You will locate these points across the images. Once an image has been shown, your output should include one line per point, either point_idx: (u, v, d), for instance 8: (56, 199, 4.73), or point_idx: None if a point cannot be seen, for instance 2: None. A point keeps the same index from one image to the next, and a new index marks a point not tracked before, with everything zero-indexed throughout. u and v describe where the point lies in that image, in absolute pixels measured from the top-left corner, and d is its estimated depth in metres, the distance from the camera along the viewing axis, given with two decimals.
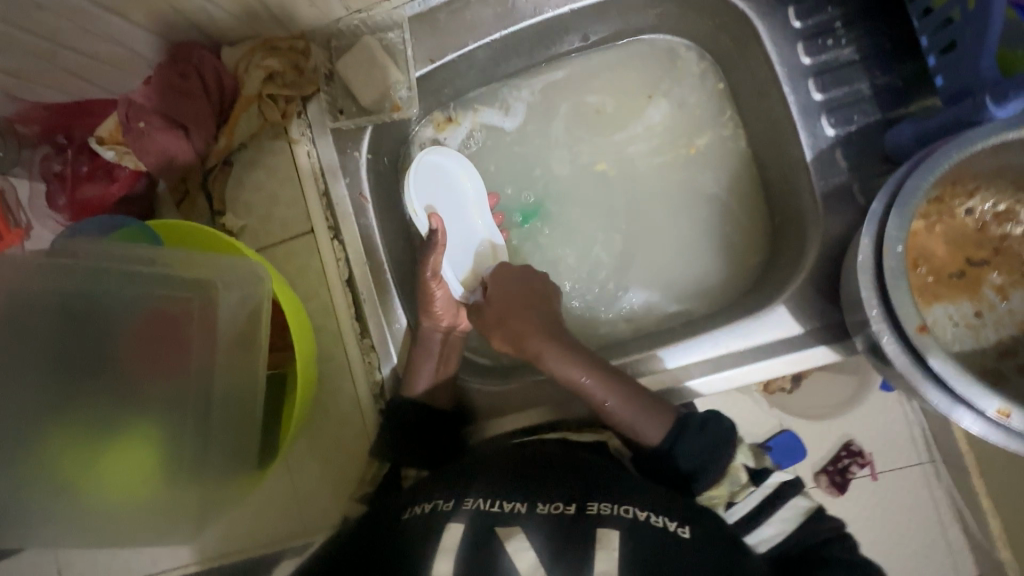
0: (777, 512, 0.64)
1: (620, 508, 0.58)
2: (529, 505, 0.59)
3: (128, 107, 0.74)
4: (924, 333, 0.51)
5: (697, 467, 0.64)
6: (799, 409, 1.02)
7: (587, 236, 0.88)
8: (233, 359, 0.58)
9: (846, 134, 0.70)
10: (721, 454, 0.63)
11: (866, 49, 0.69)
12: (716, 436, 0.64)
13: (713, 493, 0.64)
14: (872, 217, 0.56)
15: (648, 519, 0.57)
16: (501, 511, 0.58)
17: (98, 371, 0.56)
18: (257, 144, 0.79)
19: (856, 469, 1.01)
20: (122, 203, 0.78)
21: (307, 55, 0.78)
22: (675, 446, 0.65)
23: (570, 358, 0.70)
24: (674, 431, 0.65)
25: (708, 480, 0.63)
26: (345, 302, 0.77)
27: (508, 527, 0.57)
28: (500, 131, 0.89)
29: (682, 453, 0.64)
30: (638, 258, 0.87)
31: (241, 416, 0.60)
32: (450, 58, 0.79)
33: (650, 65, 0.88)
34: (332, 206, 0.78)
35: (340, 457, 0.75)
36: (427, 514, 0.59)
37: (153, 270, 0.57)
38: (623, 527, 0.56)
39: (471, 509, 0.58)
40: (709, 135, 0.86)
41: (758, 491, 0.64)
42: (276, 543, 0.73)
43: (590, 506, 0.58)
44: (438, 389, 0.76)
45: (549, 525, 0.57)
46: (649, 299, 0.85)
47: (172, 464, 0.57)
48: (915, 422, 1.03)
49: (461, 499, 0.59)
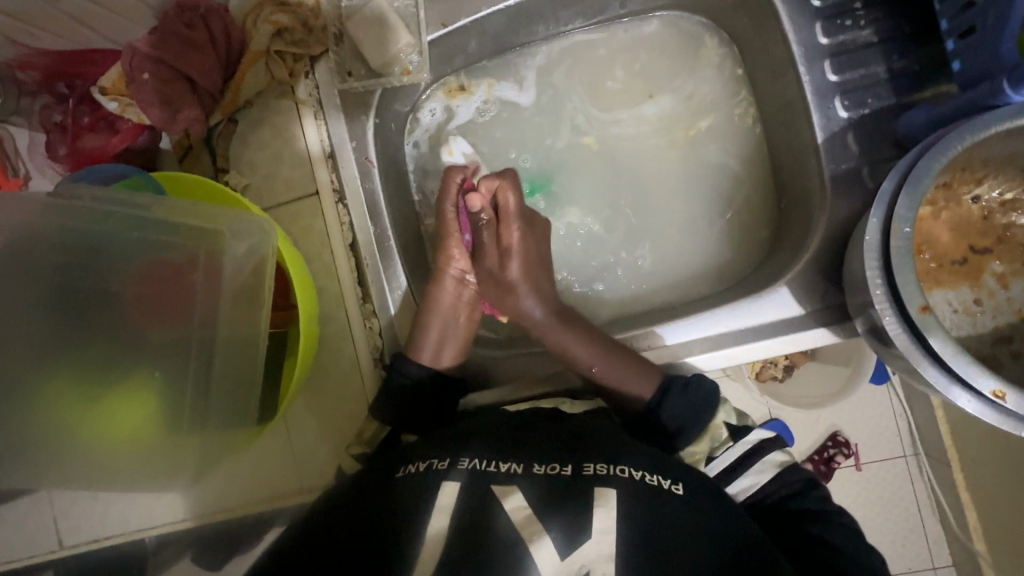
0: (756, 464, 0.68)
1: (616, 469, 0.60)
2: (525, 466, 0.61)
3: (132, 55, 0.72)
4: (926, 314, 0.52)
5: (679, 423, 0.70)
6: (792, 398, 1.03)
7: (595, 210, 0.87)
8: (237, 312, 0.59)
9: (858, 118, 0.69)
10: (701, 412, 0.70)
11: (884, 31, 0.69)
12: (694, 395, 0.70)
13: (694, 447, 0.70)
14: (881, 197, 0.56)
15: (644, 478, 0.60)
16: (497, 471, 0.60)
17: (99, 320, 0.56)
18: (263, 102, 0.77)
19: (840, 458, 1.03)
20: (123, 154, 0.78)
21: (317, 13, 0.77)
22: (662, 401, 0.70)
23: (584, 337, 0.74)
24: (659, 393, 0.71)
25: (689, 436, 0.70)
26: (348, 266, 0.77)
27: (503, 486, 0.59)
28: (515, 106, 0.88)
29: (664, 414, 0.70)
30: (641, 236, 0.87)
31: (242, 369, 0.60)
32: (464, 24, 0.78)
33: (664, 39, 0.87)
34: (337, 169, 0.77)
35: (338, 417, 0.75)
36: (423, 473, 0.60)
37: (155, 220, 0.56)
38: (619, 486, 0.58)
39: (466, 469, 0.60)
40: (710, 118, 0.86)
41: (736, 447, 0.69)
42: (271, 502, 0.74)
43: (586, 466, 0.60)
44: (443, 356, 0.76)
45: (542, 484, 0.59)
46: (670, 269, 0.85)
47: (173, 411, 0.58)
48: (901, 416, 1.05)
49: (456, 459, 0.61)
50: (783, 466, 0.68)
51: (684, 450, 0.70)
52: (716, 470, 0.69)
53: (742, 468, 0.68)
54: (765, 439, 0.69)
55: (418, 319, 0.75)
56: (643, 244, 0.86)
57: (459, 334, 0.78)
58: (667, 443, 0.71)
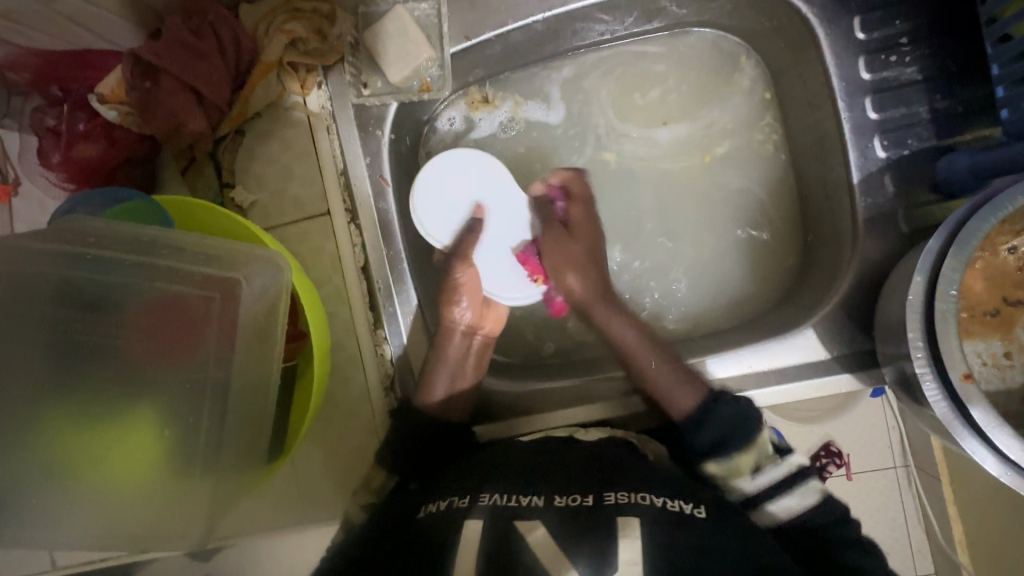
0: (798, 488, 0.65)
1: (637, 496, 0.57)
2: (546, 498, 0.57)
3: (134, 62, 0.67)
4: (969, 381, 0.50)
5: (724, 436, 0.67)
6: (793, 411, 0.94)
7: (620, 231, 0.84)
8: (252, 356, 0.54)
9: (897, 158, 0.67)
10: (750, 428, 0.67)
11: (929, 70, 0.66)
12: (744, 412, 0.67)
13: (739, 458, 0.66)
14: (926, 254, 0.55)
15: (665, 505, 0.56)
16: (518, 504, 0.56)
17: (103, 361, 0.53)
18: (273, 114, 0.73)
19: (832, 468, 0.94)
20: (122, 166, 0.73)
21: (332, 21, 0.72)
22: (709, 413, 0.67)
23: (629, 325, 0.77)
24: (703, 410, 0.68)
25: (735, 446, 0.66)
26: (360, 290, 0.74)
27: (526, 521, 0.55)
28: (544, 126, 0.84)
29: (709, 428, 0.67)
30: (666, 263, 0.84)
31: (254, 418, 0.56)
32: (488, 37, 0.73)
33: (696, 59, 0.83)
34: (350, 187, 0.74)
35: (348, 448, 0.73)
36: (443, 512, 0.57)
37: (164, 253, 0.53)
38: (644, 514, 0.55)
39: (488, 504, 0.56)
40: (726, 146, 0.83)
41: (780, 465, 0.67)
42: (279, 529, 0.72)
43: (607, 496, 0.57)
44: (452, 400, 0.74)
45: (564, 515, 0.55)
46: (703, 297, 0.83)
47: (180, 458, 0.54)
48: (894, 427, 0.95)
49: (476, 495, 0.58)
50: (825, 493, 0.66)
51: (728, 461, 0.67)
52: (760, 484, 0.66)
53: (788, 487, 0.65)
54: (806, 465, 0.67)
55: (427, 359, 0.74)
56: (676, 269, 0.83)
57: (470, 378, 0.75)
58: (708, 454, 0.68)
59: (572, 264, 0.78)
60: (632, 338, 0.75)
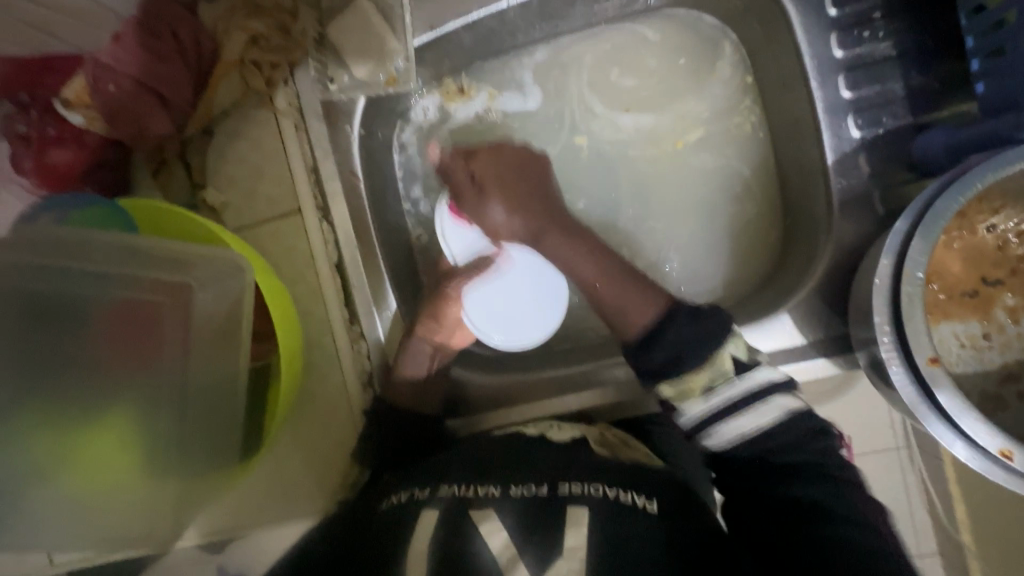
0: (756, 406, 0.63)
1: (590, 487, 0.57)
2: (502, 488, 0.57)
3: (95, 68, 0.67)
4: (935, 366, 0.51)
5: (678, 353, 0.64)
6: None
7: (602, 216, 0.81)
8: (212, 358, 0.57)
9: (872, 138, 0.66)
10: (711, 338, 0.64)
11: (904, 46, 0.65)
12: (708, 326, 0.65)
13: (690, 377, 0.63)
14: (895, 235, 0.55)
15: (618, 497, 0.56)
16: (473, 495, 0.56)
17: (73, 366, 0.54)
18: (241, 113, 0.73)
19: None
20: (91, 172, 0.72)
21: (295, 15, 0.72)
22: (664, 327, 0.66)
23: (572, 246, 0.74)
24: (664, 318, 0.67)
25: (689, 364, 0.63)
26: (334, 286, 0.74)
27: (478, 510, 0.55)
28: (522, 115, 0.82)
29: (671, 335, 0.65)
30: (652, 247, 0.80)
31: (223, 415, 0.58)
32: (452, 26, 0.72)
33: (670, 39, 0.80)
34: (320, 184, 0.73)
35: (326, 443, 0.73)
36: (403, 505, 0.58)
37: (128, 258, 0.54)
38: (593, 507, 0.55)
39: (445, 496, 0.57)
40: (699, 133, 0.80)
41: (737, 384, 0.63)
42: (262, 524, 0.73)
43: (561, 486, 0.57)
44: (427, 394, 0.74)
45: (519, 507, 0.55)
46: (696, 277, 0.79)
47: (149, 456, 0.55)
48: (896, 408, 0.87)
49: (436, 487, 0.58)
50: (786, 413, 0.63)
51: (680, 380, 0.64)
52: (708, 409, 0.64)
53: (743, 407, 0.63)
54: (769, 380, 0.63)
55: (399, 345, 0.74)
56: (666, 251, 0.80)
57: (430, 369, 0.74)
58: (660, 374, 0.65)
59: (501, 189, 0.76)
60: (587, 261, 0.73)
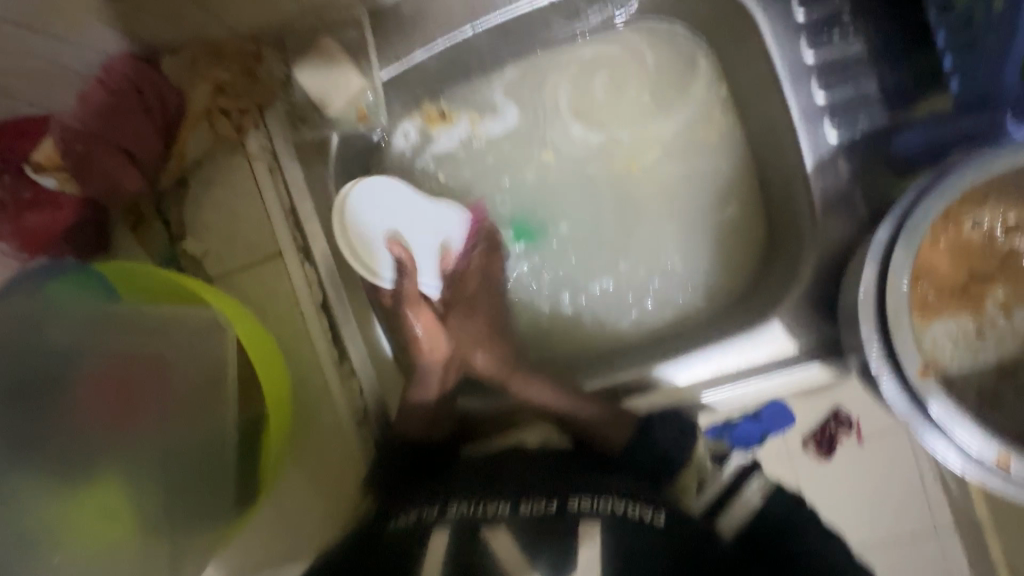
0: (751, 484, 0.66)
1: (600, 502, 0.54)
2: (511, 505, 0.55)
3: (63, 130, 0.67)
4: (926, 378, 0.52)
5: (672, 448, 0.67)
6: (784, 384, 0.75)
7: (591, 232, 0.79)
8: (194, 419, 0.58)
9: (850, 139, 0.65)
10: (687, 441, 0.67)
11: (875, 44, 0.65)
12: (681, 426, 0.68)
13: (687, 474, 0.66)
14: (877, 243, 0.55)
15: (627, 512, 0.53)
16: (483, 514, 0.54)
17: (64, 440, 0.54)
18: (212, 161, 0.74)
19: (842, 434, 0.76)
20: (70, 233, 0.70)
21: (260, 58, 0.72)
22: (643, 437, 0.67)
23: (543, 385, 0.71)
24: (636, 432, 0.67)
25: (681, 464, 0.66)
26: (321, 327, 0.73)
27: (484, 532, 0.53)
28: (502, 141, 0.80)
29: (659, 435, 0.67)
30: (647, 257, 0.79)
31: (213, 471, 0.59)
32: (420, 58, 0.72)
33: (638, 49, 0.79)
34: (300, 226, 0.73)
35: (327, 485, 0.73)
36: (412, 526, 0.55)
37: (113, 326, 0.57)
38: (604, 522, 0.52)
39: (454, 516, 0.55)
40: (661, 149, 0.79)
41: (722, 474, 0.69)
42: (269, 568, 0.71)
43: (570, 502, 0.54)
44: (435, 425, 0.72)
45: (527, 524, 0.53)
46: (692, 288, 0.78)
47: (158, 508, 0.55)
48: None
49: (446, 505, 0.56)
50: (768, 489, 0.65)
51: (681, 480, 0.66)
52: (708, 500, 0.66)
53: (738, 487, 0.66)
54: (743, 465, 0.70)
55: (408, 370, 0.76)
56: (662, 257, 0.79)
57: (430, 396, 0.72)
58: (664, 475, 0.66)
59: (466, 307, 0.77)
60: (546, 394, 0.70)
